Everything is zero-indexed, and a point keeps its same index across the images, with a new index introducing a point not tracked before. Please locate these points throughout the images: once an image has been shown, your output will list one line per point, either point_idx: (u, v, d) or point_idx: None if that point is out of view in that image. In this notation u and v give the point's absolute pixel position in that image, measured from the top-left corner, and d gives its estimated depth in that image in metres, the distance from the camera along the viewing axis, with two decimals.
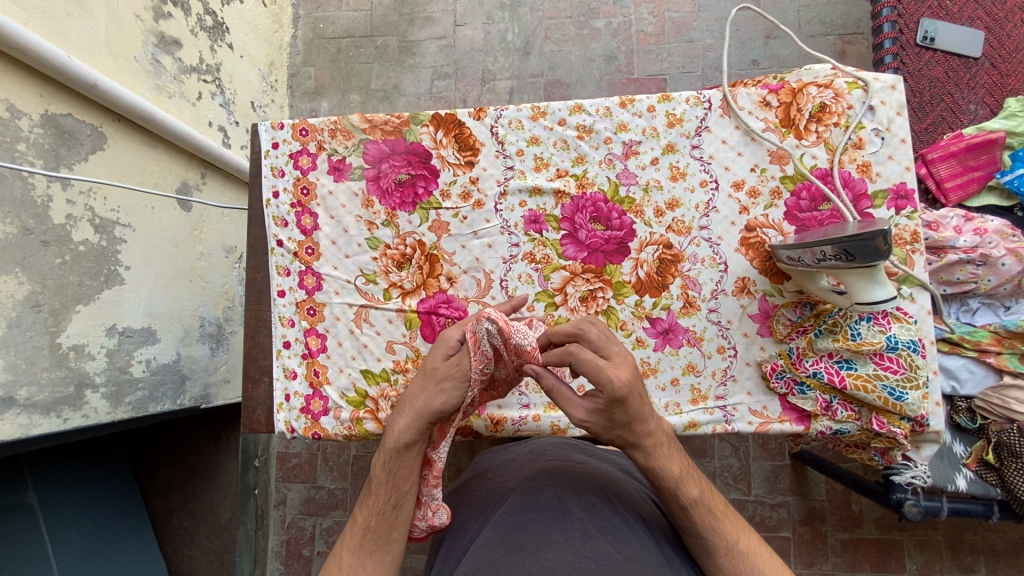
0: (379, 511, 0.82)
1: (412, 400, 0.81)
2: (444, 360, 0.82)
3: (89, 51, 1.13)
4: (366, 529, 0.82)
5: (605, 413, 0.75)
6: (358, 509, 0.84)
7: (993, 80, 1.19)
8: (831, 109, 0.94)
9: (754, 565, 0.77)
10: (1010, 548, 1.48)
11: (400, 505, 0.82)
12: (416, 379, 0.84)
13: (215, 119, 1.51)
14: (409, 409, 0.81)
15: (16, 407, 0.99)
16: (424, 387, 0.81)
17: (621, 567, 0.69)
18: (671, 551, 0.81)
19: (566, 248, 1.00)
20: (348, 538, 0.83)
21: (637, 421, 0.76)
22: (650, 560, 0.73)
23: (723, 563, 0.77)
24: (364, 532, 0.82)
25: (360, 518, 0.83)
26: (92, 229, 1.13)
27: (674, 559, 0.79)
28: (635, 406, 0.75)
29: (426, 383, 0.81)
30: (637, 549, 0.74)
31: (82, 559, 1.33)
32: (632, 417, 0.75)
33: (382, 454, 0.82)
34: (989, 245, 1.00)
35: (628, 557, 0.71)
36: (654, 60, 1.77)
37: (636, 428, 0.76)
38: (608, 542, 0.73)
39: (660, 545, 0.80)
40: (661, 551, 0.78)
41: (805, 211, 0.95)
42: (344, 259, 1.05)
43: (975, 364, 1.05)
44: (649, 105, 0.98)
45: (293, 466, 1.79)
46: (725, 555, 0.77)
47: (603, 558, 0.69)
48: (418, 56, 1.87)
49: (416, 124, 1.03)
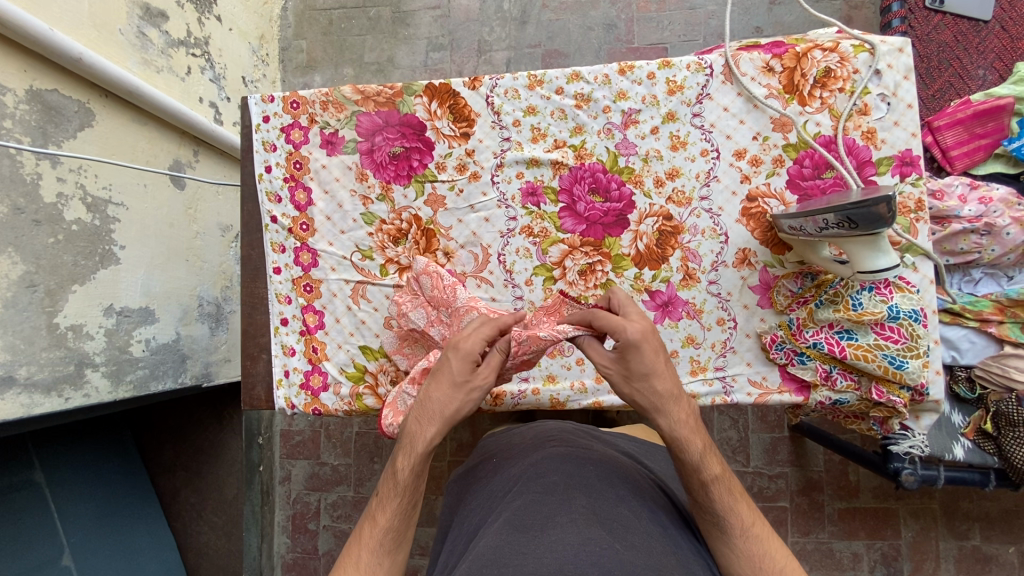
0: (403, 512, 0.81)
1: (441, 410, 0.78)
2: (474, 373, 0.79)
3: (73, 23, 1.10)
4: (388, 529, 0.80)
5: (619, 357, 0.76)
6: (376, 507, 0.82)
7: (1003, 44, 1.15)
8: (836, 74, 0.92)
9: (766, 550, 0.77)
10: (1006, 516, 1.50)
11: (417, 502, 0.83)
12: (441, 386, 0.79)
13: (206, 95, 1.48)
14: (443, 418, 0.79)
15: (17, 386, 0.99)
16: (453, 397, 0.79)
17: (623, 554, 0.69)
18: (681, 537, 0.80)
19: (565, 220, 0.99)
20: (365, 537, 0.81)
21: (656, 375, 0.75)
22: (654, 547, 0.73)
23: (739, 545, 0.77)
24: (384, 533, 0.80)
25: (380, 518, 0.81)
26: (84, 207, 1.11)
27: (682, 542, 0.79)
28: (651, 357, 0.75)
29: (455, 393, 0.78)
30: (640, 536, 0.74)
31: (90, 534, 1.37)
32: (649, 368, 0.75)
33: (407, 453, 0.80)
34: (994, 214, 0.98)
35: (629, 544, 0.71)
36: (654, 28, 1.72)
37: (655, 382, 0.75)
38: (611, 529, 0.73)
39: (667, 531, 0.79)
40: (666, 536, 0.78)
41: (808, 179, 0.93)
42: (339, 235, 1.03)
43: (977, 335, 1.05)
44: (649, 71, 0.96)
45: (297, 443, 1.78)
46: (740, 536, 0.77)
47: (607, 544, 0.69)
48: (413, 27, 1.82)
49: (410, 94, 1.00)
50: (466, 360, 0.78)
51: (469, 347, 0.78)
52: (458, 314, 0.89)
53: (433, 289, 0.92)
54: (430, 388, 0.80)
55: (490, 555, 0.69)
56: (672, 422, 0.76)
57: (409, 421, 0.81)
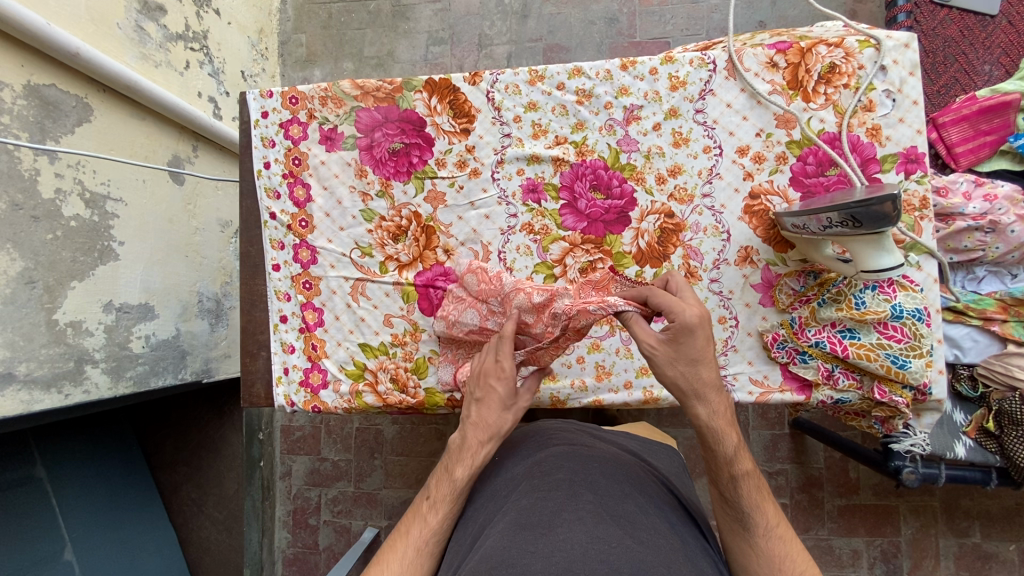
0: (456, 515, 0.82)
1: (497, 428, 0.82)
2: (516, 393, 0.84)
3: (70, 17, 1.09)
4: (438, 531, 0.80)
5: (672, 338, 0.74)
6: (427, 507, 0.82)
7: (1009, 39, 1.14)
8: (841, 70, 0.91)
9: (788, 552, 0.76)
10: (1006, 514, 1.49)
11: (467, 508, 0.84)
12: (491, 409, 0.82)
13: (205, 90, 1.47)
14: (499, 436, 0.82)
15: (17, 383, 0.99)
16: (504, 415, 0.82)
17: (633, 551, 0.68)
18: (688, 534, 0.80)
19: (565, 218, 0.98)
20: (413, 534, 0.80)
21: (704, 362, 0.75)
22: (662, 543, 0.73)
23: (760, 543, 0.77)
24: (435, 534, 0.80)
25: (431, 519, 0.81)
26: (83, 203, 1.11)
27: (690, 540, 0.78)
28: (702, 345, 0.74)
29: (506, 412, 0.83)
30: (648, 532, 0.74)
31: (93, 529, 1.37)
32: (698, 355, 0.75)
33: (466, 463, 0.81)
34: (999, 211, 0.98)
35: (639, 541, 0.71)
36: (657, 22, 1.70)
37: (701, 371, 0.75)
38: (620, 526, 0.73)
39: (675, 528, 0.79)
40: (673, 533, 0.77)
41: (811, 176, 0.92)
42: (338, 231, 1.03)
43: (979, 333, 1.04)
44: (651, 66, 0.95)
45: (297, 439, 1.78)
46: (764, 535, 0.77)
47: (615, 540, 0.69)
48: (413, 21, 1.80)
49: (410, 89, 0.99)
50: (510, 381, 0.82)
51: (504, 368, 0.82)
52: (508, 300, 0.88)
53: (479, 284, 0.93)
54: (477, 408, 0.83)
55: (498, 553, 0.68)
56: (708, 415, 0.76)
57: (467, 436, 0.82)
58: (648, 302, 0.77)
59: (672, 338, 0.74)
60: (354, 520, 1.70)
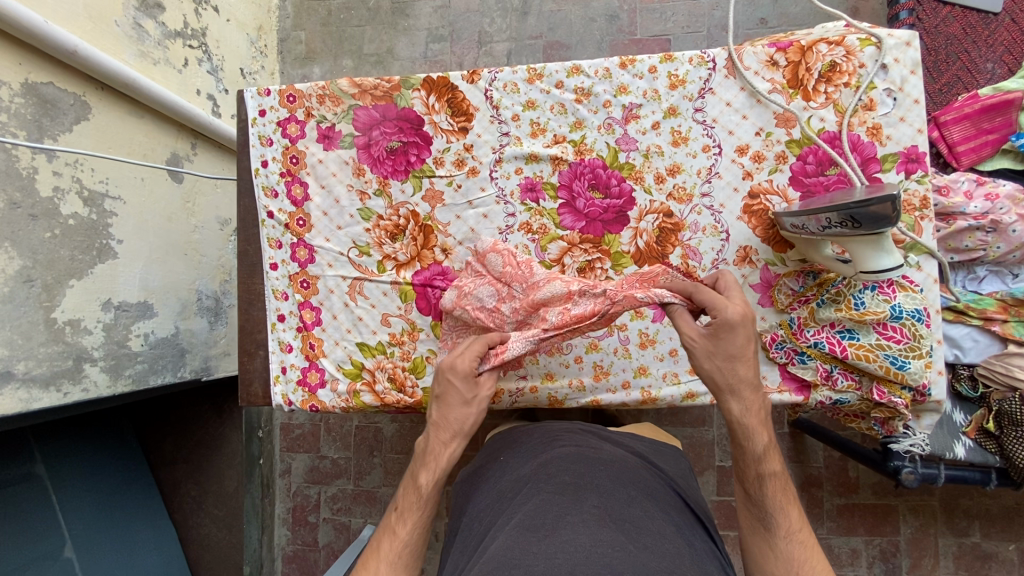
0: (424, 525, 0.81)
1: (462, 427, 0.82)
2: (478, 390, 0.83)
3: (68, 15, 1.08)
4: (407, 543, 0.79)
5: (713, 334, 0.74)
6: (396, 519, 0.81)
7: (1012, 37, 1.13)
8: (842, 68, 0.90)
9: (808, 557, 0.75)
10: (1006, 514, 1.49)
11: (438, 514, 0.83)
12: (453, 407, 0.82)
13: (203, 87, 1.46)
14: (464, 434, 0.82)
15: (15, 381, 0.99)
16: (467, 415, 0.82)
17: (636, 556, 0.68)
18: (695, 537, 0.80)
19: (564, 217, 0.97)
20: (384, 549, 0.79)
21: (740, 360, 0.75)
22: (667, 548, 0.72)
23: (781, 545, 0.76)
24: (404, 545, 0.79)
25: (400, 531, 0.80)
26: (81, 202, 1.11)
27: (697, 543, 0.79)
28: (744, 343, 0.74)
29: (470, 410, 0.82)
30: (653, 537, 0.73)
31: (92, 526, 1.38)
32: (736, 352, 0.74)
33: (430, 469, 0.81)
34: (1000, 211, 0.97)
35: (642, 546, 0.70)
36: (657, 20, 1.69)
37: (739, 368, 0.75)
38: (624, 531, 0.72)
39: (681, 531, 0.79)
40: (680, 536, 0.77)
41: (811, 176, 0.91)
42: (336, 230, 1.03)
43: (980, 333, 1.04)
44: (651, 65, 0.94)
45: (297, 436, 1.78)
46: (785, 537, 0.76)
47: (618, 544, 0.69)
48: (412, 18, 1.80)
49: (408, 88, 0.99)
50: (468, 379, 0.81)
51: (464, 366, 0.81)
52: (536, 288, 0.86)
53: (504, 265, 0.90)
54: (440, 409, 0.82)
55: (502, 554, 0.69)
56: (742, 412, 0.77)
57: (432, 440, 0.82)
58: (693, 298, 0.77)
59: (713, 332, 0.74)
60: (354, 517, 1.70)
